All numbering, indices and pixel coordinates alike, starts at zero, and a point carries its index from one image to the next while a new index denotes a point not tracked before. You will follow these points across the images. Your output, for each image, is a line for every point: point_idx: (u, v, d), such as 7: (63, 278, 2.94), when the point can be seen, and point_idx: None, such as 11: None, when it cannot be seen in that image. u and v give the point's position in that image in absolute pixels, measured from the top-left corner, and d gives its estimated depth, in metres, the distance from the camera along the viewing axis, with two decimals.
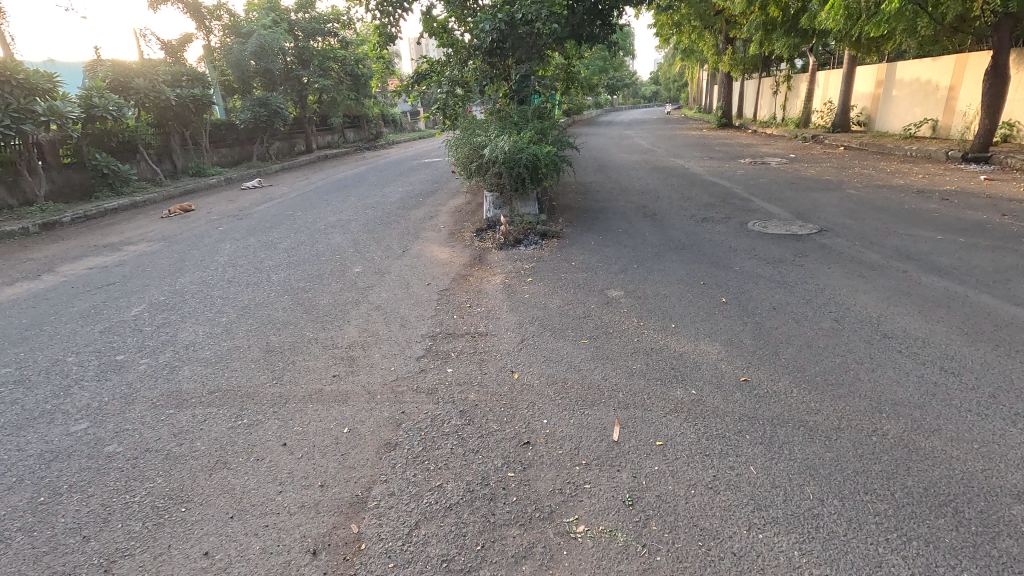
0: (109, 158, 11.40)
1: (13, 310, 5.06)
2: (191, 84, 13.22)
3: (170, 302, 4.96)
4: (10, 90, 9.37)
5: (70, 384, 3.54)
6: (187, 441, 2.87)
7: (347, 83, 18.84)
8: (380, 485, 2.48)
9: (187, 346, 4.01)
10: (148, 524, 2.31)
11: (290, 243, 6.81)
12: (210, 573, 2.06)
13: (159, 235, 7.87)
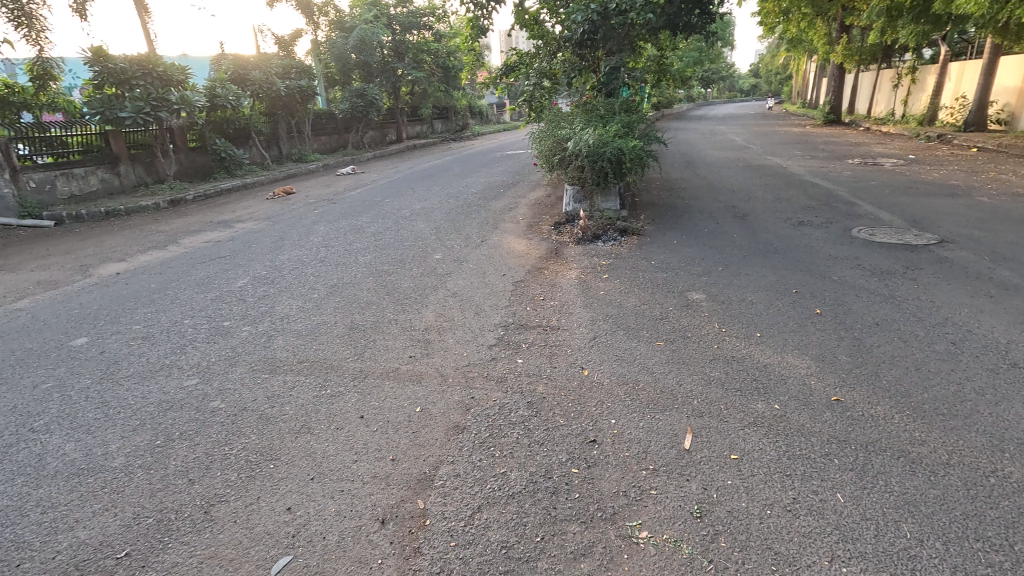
0: (227, 143, 12.61)
1: (145, 275, 5.78)
2: (299, 77, 14.27)
3: (270, 276, 5.42)
4: (151, 81, 10.66)
5: (185, 343, 3.99)
6: (278, 404, 3.13)
7: (438, 75, 19.41)
8: (446, 466, 2.56)
9: (282, 317, 4.37)
10: (241, 475, 2.56)
11: (378, 228, 7.18)
12: (292, 526, 2.25)
13: (264, 215, 8.60)
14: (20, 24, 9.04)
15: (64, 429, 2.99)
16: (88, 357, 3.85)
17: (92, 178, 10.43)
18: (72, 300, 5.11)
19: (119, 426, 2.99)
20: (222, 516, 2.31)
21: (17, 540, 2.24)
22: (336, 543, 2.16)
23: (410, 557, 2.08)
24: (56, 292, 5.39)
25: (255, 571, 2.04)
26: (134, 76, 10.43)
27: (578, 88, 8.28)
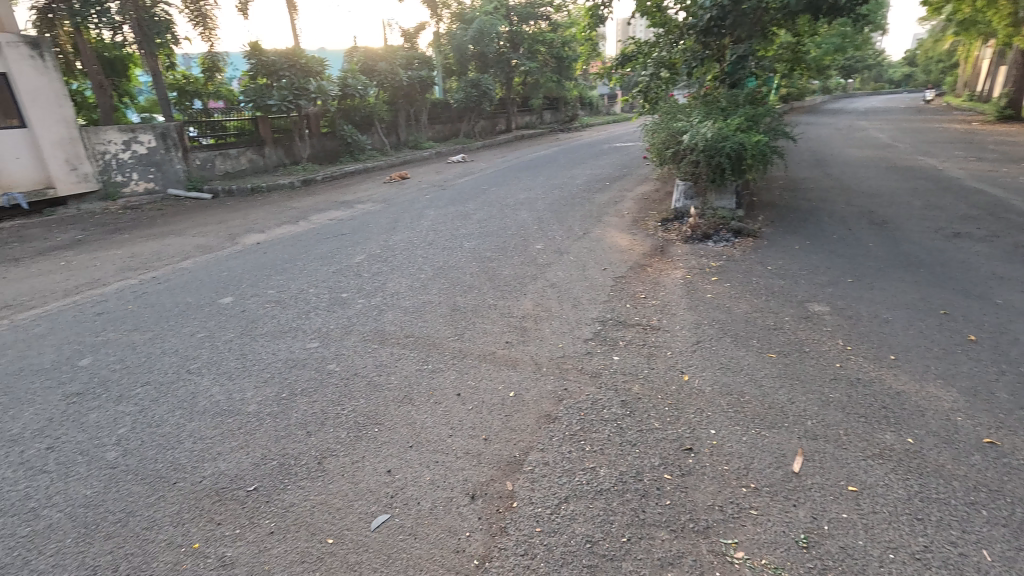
0: (353, 130, 13.69)
1: (280, 246, 6.50)
2: (420, 67, 15.03)
3: (383, 255, 5.82)
4: (295, 72, 11.85)
5: (309, 310, 4.43)
6: (384, 373, 3.38)
7: (551, 65, 19.38)
8: (536, 453, 2.60)
9: (392, 294, 4.68)
10: (350, 435, 2.79)
11: (483, 215, 7.39)
12: (390, 488, 2.42)
13: (381, 197, 9.25)
14: (197, 23, 10.47)
15: (213, 373, 3.47)
16: (232, 314, 4.43)
17: (243, 158, 11.88)
18: (223, 263, 5.90)
19: (254, 376, 3.42)
20: (333, 468, 2.55)
21: (174, 461, 2.65)
22: (429, 510, 2.29)
23: (496, 535, 2.14)
24: (211, 255, 6.25)
25: (357, 523, 2.23)
26: (281, 67, 11.69)
27: (699, 79, 7.83)
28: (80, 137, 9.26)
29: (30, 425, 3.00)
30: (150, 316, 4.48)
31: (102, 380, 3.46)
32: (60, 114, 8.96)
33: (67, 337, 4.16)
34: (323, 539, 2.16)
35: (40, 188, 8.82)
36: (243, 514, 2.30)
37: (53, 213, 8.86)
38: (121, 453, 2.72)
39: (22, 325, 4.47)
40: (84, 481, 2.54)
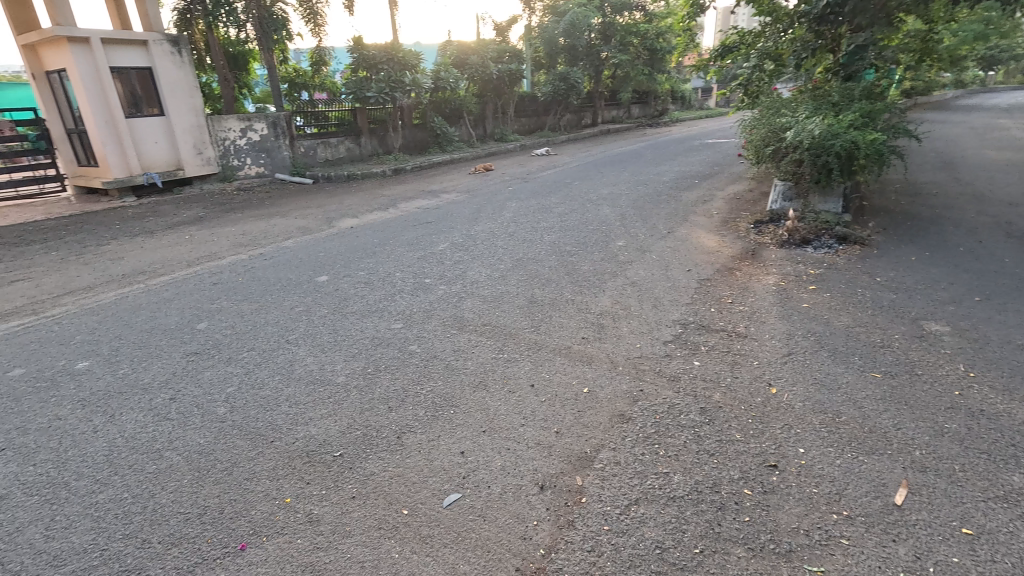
0: (443, 122, 14.13)
1: (371, 231, 6.87)
2: (511, 60, 15.14)
3: (465, 244, 5.98)
4: (392, 65, 12.41)
5: (395, 292, 4.66)
6: (462, 358, 3.48)
7: (643, 58, 18.75)
8: (608, 451, 2.57)
9: (472, 282, 4.80)
10: (427, 414, 2.92)
11: (565, 209, 7.36)
12: (462, 470, 2.50)
13: (465, 188, 9.49)
14: (308, 20, 11.26)
15: (308, 345, 3.77)
16: (326, 292, 4.76)
17: (342, 147, 12.67)
18: (320, 244, 6.35)
19: (344, 350, 3.66)
20: (410, 444, 2.68)
21: (271, 421, 2.91)
22: (498, 494, 2.34)
23: (563, 528, 2.14)
24: (310, 237, 6.75)
25: (430, 499, 2.33)
26: (381, 61, 12.28)
27: (807, 71, 7.24)
28: (206, 125, 10.33)
29: (157, 377, 3.42)
30: (256, 289, 4.93)
31: (215, 343, 3.86)
32: (191, 104, 10.04)
33: (188, 302, 4.69)
34: (399, 509, 2.28)
35: (172, 169, 9.98)
36: (329, 476, 2.48)
37: (181, 192, 9.97)
38: (229, 409, 3.03)
39: (154, 289, 5.09)
40: (198, 430, 2.86)
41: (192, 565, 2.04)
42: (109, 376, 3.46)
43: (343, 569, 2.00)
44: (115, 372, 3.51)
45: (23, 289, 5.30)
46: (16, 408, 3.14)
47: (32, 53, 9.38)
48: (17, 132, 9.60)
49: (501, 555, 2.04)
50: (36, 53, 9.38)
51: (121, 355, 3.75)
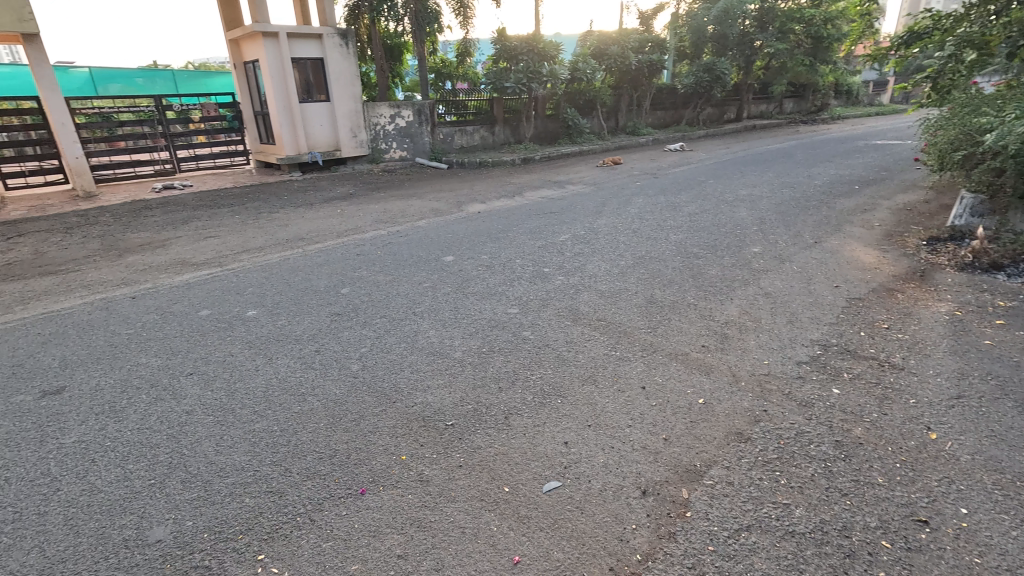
0: (575, 114, 14.09)
1: (496, 216, 7.13)
2: (652, 51, 14.49)
3: (587, 237, 5.94)
4: (532, 56, 12.60)
5: (514, 278, 4.79)
6: (573, 350, 3.49)
7: (805, 46, 16.77)
8: (720, 468, 2.41)
9: (591, 276, 4.77)
10: (535, 399, 2.98)
11: (696, 209, 6.96)
12: (564, 460, 2.51)
13: (591, 180, 9.40)
14: (458, 13, 11.86)
15: (431, 318, 4.04)
16: (452, 271, 5.04)
17: (476, 135, 13.28)
18: (449, 226, 6.74)
19: (462, 328, 3.87)
20: (516, 426, 2.76)
21: (395, 384, 3.18)
22: (598, 491, 2.32)
23: (663, 538, 2.07)
24: (441, 218, 7.19)
25: (531, 482, 2.38)
26: (521, 52, 12.54)
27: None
28: (362, 110, 11.45)
29: (306, 331, 3.92)
30: (391, 263, 5.39)
31: (354, 307, 4.31)
32: (352, 91, 11.17)
33: (334, 269, 5.27)
34: (500, 486, 2.37)
35: (331, 149, 11.24)
36: (441, 443, 2.66)
37: (336, 171, 11.19)
38: (361, 367, 3.38)
39: (309, 255, 5.80)
40: (335, 382, 3.23)
41: (321, 499, 2.32)
42: (270, 325, 4.04)
43: (446, 531, 2.14)
44: (274, 322, 4.08)
45: (213, 244, 6.36)
46: (203, 341, 3.81)
47: (235, 45, 11.06)
48: (219, 113, 11.51)
49: (596, 551, 2.03)
50: (238, 45, 11.05)
51: (280, 308, 4.35)
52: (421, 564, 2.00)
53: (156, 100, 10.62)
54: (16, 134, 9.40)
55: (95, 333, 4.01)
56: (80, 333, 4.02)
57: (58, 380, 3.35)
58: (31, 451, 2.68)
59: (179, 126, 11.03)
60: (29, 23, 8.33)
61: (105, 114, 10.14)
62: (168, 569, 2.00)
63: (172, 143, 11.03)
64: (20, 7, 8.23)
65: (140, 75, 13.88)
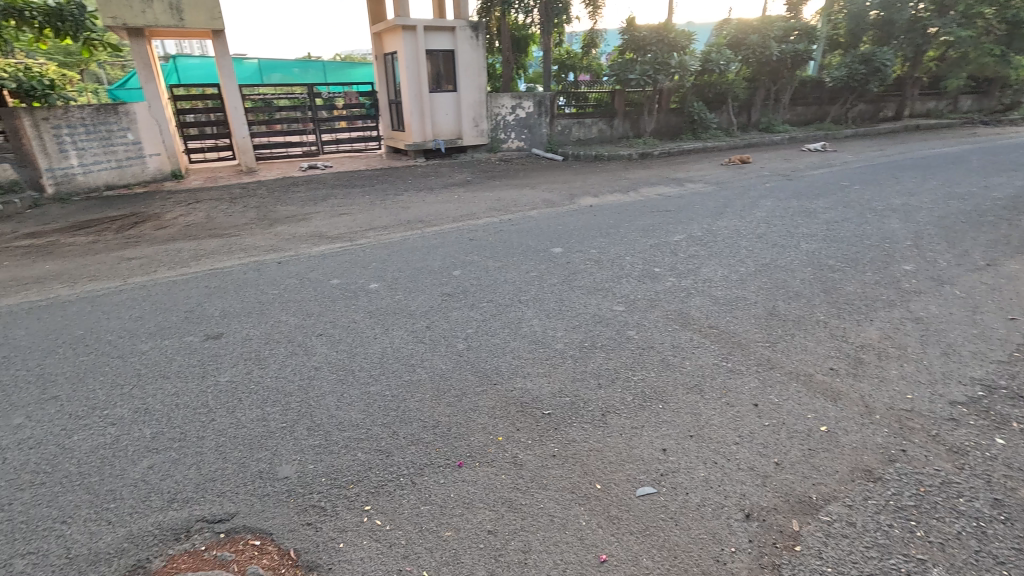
0: (703, 108, 13.27)
1: (608, 211, 7.00)
2: (798, 40, 13.12)
3: (704, 239, 5.60)
4: (661, 47, 12.06)
5: (622, 275, 4.68)
6: (681, 356, 3.32)
7: (997, 33, 14.11)
8: (839, 505, 2.17)
9: (706, 280, 4.50)
10: (636, 401, 2.90)
11: (835, 216, 6.24)
12: (662, 467, 2.42)
13: (714, 179, 8.83)
14: (588, 3, 11.71)
15: (536, 307, 4.09)
16: (559, 263, 5.05)
17: (595, 127, 13.10)
18: (560, 218, 6.74)
19: (566, 320, 3.87)
20: (614, 424, 2.71)
21: (497, 366, 3.28)
22: (696, 505, 2.20)
23: (764, 568, 1.92)
24: (552, 210, 7.22)
25: (624, 483, 2.33)
26: (650, 42, 12.05)
27: None
28: (485, 101, 11.85)
29: (420, 307, 4.18)
30: (501, 250, 5.53)
31: (464, 289, 4.51)
32: (478, 82, 11.59)
33: (449, 251, 5.55)
34: (592, 482, 2.35)
35: (453, 137, 11.78)
36: (536, 430, 2.70)
37: (456, 159, 11.72)
38: (467, 346, 3.54)
39: (427, 236, 6.17)
40: (442, 358, 3.41)
41: (422, 464, 2.47)
42: (388, 298, 4.36)
43: (536, 516, 2.17)
44: (392, 296, 4.40)
45: (345, 220, 7.01)
46: (332, 306, 4.23)
47: (378, 39, 11.96)
48: (359, 100, 12.60)
49: (688, 567, 1.94)
50: (380, 38, 11.93)
51: (398, 283, 4.68)
52: (509, 543, 2.06)
53: (308, 88, 11.87)
54: (201, 116, 11.06)
55: (247, 290, 4.63)
56: (236, 289, 4.66)
57: (218, 327, 3.93)
58: (196, 383, 3.18)
59: (325, 112, 12.25)
60: (218, 21, 9.73)
61: (267, 100, 11.54)
62: (292, 503, 2.27)
63: (318, 127, 12.29)
64: (212, 7, 9.63)
65: (296, 65, 15.50)
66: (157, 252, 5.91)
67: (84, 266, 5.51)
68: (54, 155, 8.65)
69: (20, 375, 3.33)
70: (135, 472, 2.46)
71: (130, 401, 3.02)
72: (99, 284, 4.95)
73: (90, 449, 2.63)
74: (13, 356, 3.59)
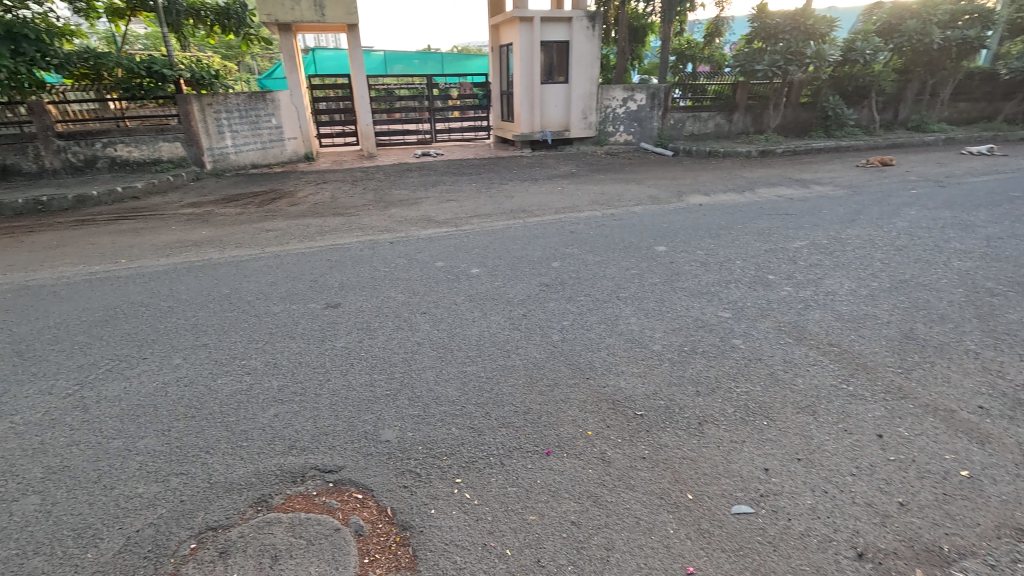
0: (840, 102, 11.95)
1: (720, 211, 6.60)
2: (969, 25, 11.31)
3: (830, 247, 5.09)
4: (796, 35, 11.02)
5: (730, 280, 4.40)
6: (793, 373, 3.06)
7: None
8: (979, 563, 1.89)
9: (829, 293, 4.09)
10: (737, 414, 2.73)
11: (1000, 232, 5.35)
12: (762, 487, 2.27)
13: (846, 183, 7.96)
14: None
15: (634, 306, 3.99)
16: (662, 262, 4.87)
17: (711, 122, 12.37)
18: (666, 216, 6.48)
19: (666, 321, 3.73)
20: (711, 435, 2.58)
21: (591, 361, 3.26)
22: (798, 533, 2.04)
23: None
24: (658, 207, 6.96)
25: (719, 497, 2.22)
26: (783, 30, 11.06)
27: None
28: (596, 93, 11.67)
29: (518, 295, 4.26)
30: (602, 245, 5.45)
31: (562, 281, 4.52)
32: (590, 73, 11.44)
33: (549, 242, 5.59)
34: (683, 491, 2.26)
35: (561, 129, 11.77)
36: (627, 429, 2.65)
37: (562, 151, 11.71)
38: (561, 338, 3.55)
39: (529, 226, 6.25)
40: (536, 347, 3.46)
41: (512, 448, 2.54)
42: (488, 284, 4.50)
43: (621, 516, 2.14)
44: (492, 282, 4.53)
45: (452, 206, 7.31)
46: (436, 287, 4.45)
47: (495, 31, 12.23)
48: (473, 91, 13.02)
49: None
50: (497, 30, 12.19)
51: (498, 271, 4.81)
52: (592, 537, 2.05)
53: (427, 79, 12.43)
54: (332, 104, 12.06)
55: (362, 266, 5.03)
56: (353, 264, 5.08)
57: (336, 297, 4.31)
58: (316, 345, 3.54)
59: (440, 102, 12.81)
60: (354, 16, 10.51)
61: (389, 90, 12.23)
62: (392, 465, 2.45)
63: (433, 117, 12.88)
64: (350, 3, 10.43)
65: (417, 57, 16.33)
66: (290, 226, 6.59)
67: (232, 234, 6.31)
68: (214, 136, 9.95)
69: (181, 323, 3.92)
70: (264, 417, 2.80)
71: (263, 355, 3.43)
72: (242, 251, 5.65)
73: (230, 393, 3.03)
74: (176, 306, 4.23)
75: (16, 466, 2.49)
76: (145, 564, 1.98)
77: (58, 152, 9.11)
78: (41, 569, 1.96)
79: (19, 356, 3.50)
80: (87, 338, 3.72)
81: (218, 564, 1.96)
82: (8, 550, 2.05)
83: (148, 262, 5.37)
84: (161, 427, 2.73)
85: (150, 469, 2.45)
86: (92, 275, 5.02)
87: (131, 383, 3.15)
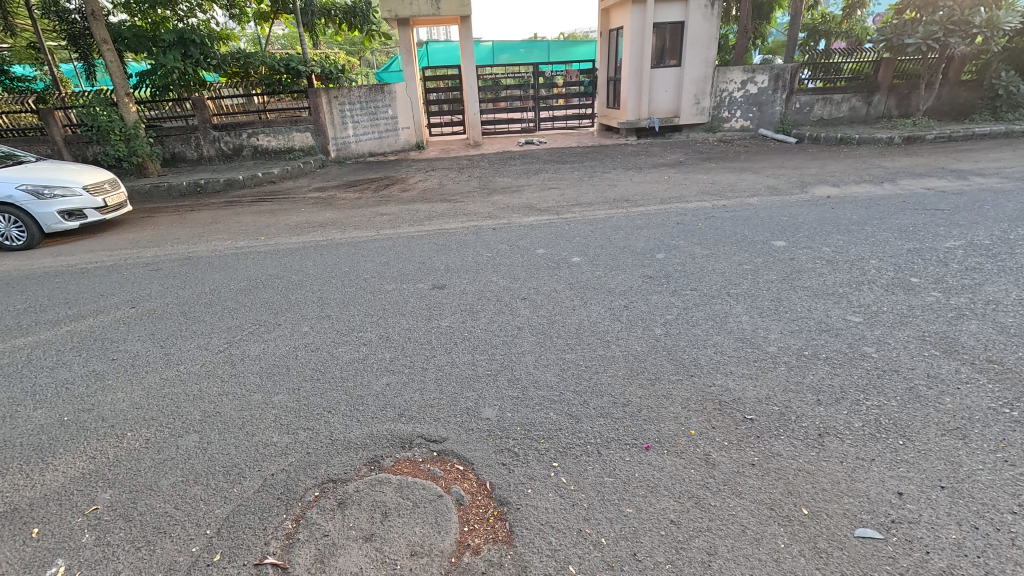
0: (1016, 77, 10.09)
1: (852, 205, 5.91)
2: None
3: (993, 249, 4.36)
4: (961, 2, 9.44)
5: (862, 281, 3.96)
6: (939, 391, 2.68)
7: None
8: None
9: (990, 301, 3.52)
10: (866, 430, 2.45)
11: None
12: (894, 514, 2.02)
13: (1018, 174, 6.74)
14: None
15: (747, 304, 3.73)
16: (780, 258, 4.49)
17: (845, 105, 11.08)
18: (787, 208, 5.94)
19: (783, 322, 3.45)
20: (834, 449, 2.35)
21: (697, 358, 3.11)
22: (938, 569, 1.80)
23: None
24: (778, 198, 6.40)
25: (840, 517, 2.02)
26: None
27: None
28: (711, 76, 10.99)
29: (619, 286, 4.17)
30: (713, 237, 5.14)
31: (667, 273, 4.33)
32: (706, 55, 10.77)
33: (653, 233, 5.38)
34: (798, 504, 2.10)
35: (670, 116, 11.28)
36: (736, 434, 2.49)
37: (671, 138, 11.20)
38: (664, 332, 3.42)
39: (632, 216, 6.05)
40: (638, 340, 3.36)
41: (609, 439, 2.51)
42: (589, 274, 4.44)
43: (724, 523, 2.03)
44: (593, 272, 4.47)
45: (554, 195, 7.29)
46: (537, 274, 4.50)
47: (605, 14, 11.91)
48: (579, 78, 12.86)
49: None
50: (607, 14, 11.86)
51: (600, 260, 4.73)
52: (693, 539, 1.97)
53: (533, 67, 12.48)
54: (442, 94, 12.53)
55: (466, 250, 5.21)
56: (458, 248, 5.29)
57: (441, 279, 4.52)
58: (423, 323, 3.74)
59: (545, 90, 12.85)
60: (466, 7, 10.78)
61: (496, 79, 12.48)
62: (491, 441, 2.54)
63: (538, 105, 12.95)
64: None
65: (523, 46, 16.35)
66: (401, 211, 6.99)
67: (351, 217, 6.84)
68: (338, 127, 10.82)
69: (308, 295, 4.34)
70: (378, 386, 3.03)
71: (377, 329, 3.71)
72: (360, 232, 6.12)
73: (348, 360, 3.32)
74: (304, 280, 4.70)
75: (181, 407, 2.94)
76: (278, 504, 2.25)
77: (213, 141, 10.48)
78: (199, 497, 2.31)
79: (183, 315, 4.10)
80: (234, 303, 4.27)
81: (338, 513, 2.18)
82: (175, 476, 2.44)
83: (281, 240, 6.00)
84: (291, 386, 3.07)
85: (283, 421, 2.77)
86: (238, 250, 5.73)
87: (268, 345, 3.56)
